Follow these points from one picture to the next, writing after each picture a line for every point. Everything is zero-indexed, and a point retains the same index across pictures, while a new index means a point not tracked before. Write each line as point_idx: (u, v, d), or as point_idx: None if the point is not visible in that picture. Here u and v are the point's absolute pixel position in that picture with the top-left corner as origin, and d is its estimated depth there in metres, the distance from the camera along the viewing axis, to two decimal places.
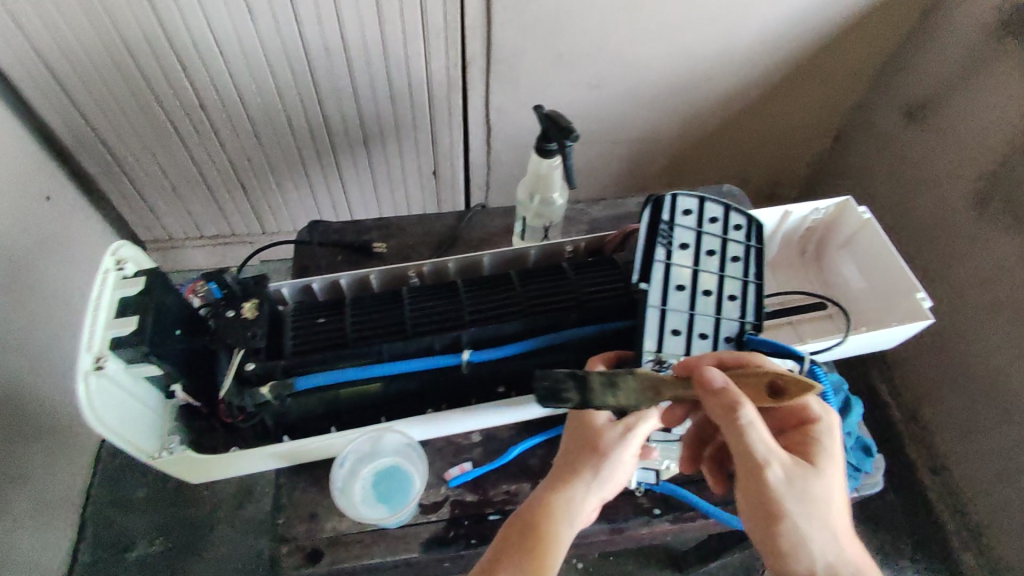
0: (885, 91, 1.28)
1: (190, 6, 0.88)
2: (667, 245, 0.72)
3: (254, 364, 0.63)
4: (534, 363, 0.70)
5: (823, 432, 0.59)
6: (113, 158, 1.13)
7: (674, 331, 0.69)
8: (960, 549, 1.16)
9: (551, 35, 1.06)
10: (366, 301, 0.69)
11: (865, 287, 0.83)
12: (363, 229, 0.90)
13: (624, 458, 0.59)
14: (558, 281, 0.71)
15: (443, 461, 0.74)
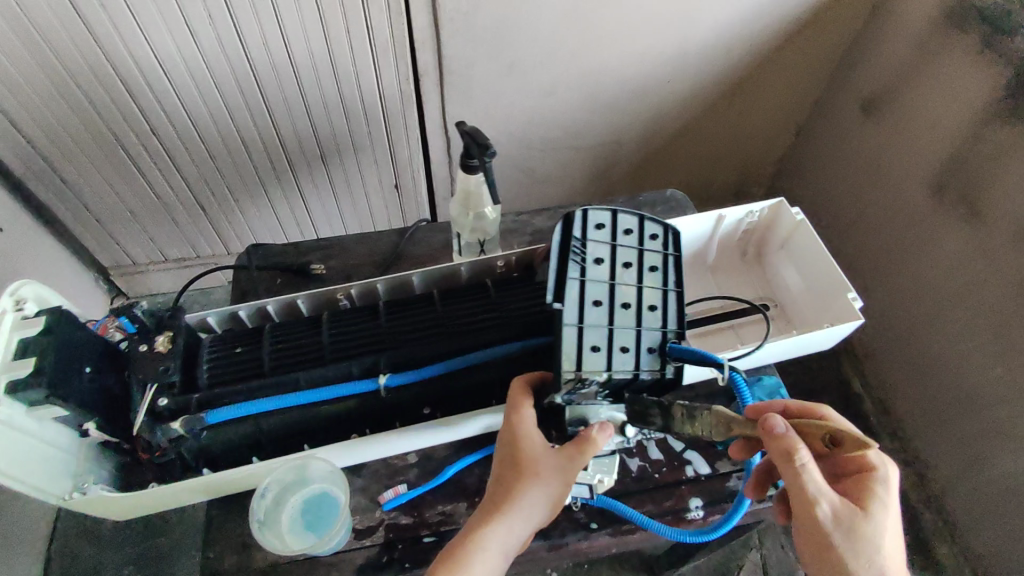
0: (842, 87, 1.28)
1: (129, 29, 0.87)
2: (579, 260, 0.63)
3: (166, 399, 0.61)
4: (457, 383, 0.67)
5: (881, 481, 0.58)
6: (67, 187, 1.12)
7: (593, 348, 0.60)
8: (935, 539, 1.17)
9: (501, 45, 1.06)
10: (286, 327, 0.69)
11: (803, 289, 0.81)
12: (302, 251, 0.90)
13: (561, 485, 0.57)
14: (479, 299, 0.70)
15: (380, 483, 0.74)
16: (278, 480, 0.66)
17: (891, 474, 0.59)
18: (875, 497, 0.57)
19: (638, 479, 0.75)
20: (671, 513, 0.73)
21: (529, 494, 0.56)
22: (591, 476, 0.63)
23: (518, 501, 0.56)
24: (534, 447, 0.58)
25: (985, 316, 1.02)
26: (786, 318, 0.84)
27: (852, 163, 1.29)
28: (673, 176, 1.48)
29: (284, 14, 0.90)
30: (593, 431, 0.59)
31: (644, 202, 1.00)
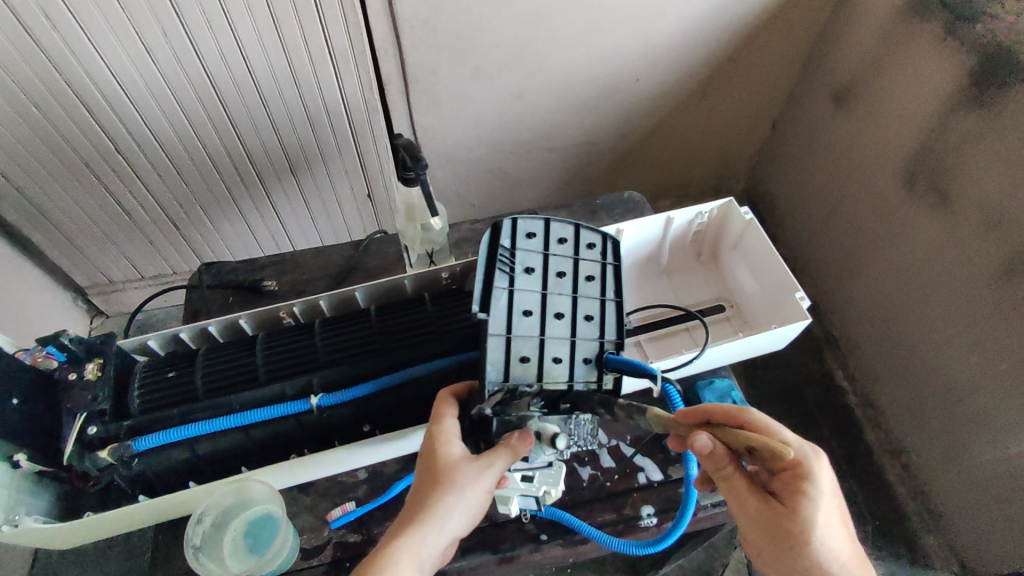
0: (813, 78, 1.27)
1: (83, 48, 0.86)
2: (508, 269, 0.62)
3: (95, 428, 0.60)
4: (395, 400, 0.66)
5: (812, 480, 0.55)
6: (35, 207, 1.11)
7: (522, 359, 0.59)
8: (920, 530, 1.15)
9: (464, 50, 1.04)
10: (221, 350, 0.67)
11: (755, 289, 0.82)
12: (256, 268, 0.90)
13: (478, 494, 0.53)
14: (417, 313, 0.69)
15: (327, 501, 0.73)
16: (213, 504, 0.64)
17: (821, 463, 0.56)
18: (810, 498, 0.55)
19: (589, 487, 0.74)
20: (623, 522, 0.72)
21: (441, 505, 0.51)
22: (536, 488, 0.60)
23: (430, 512, 0.51)
24: (450, 456, 0.54)
25: (959, 304, 1.01)
26: (742, 317, 0.85)
27: (826, 154, 1.29)
28: (651, 173, 1.47)
29: (239, 26, 0.88)
30: (512, 437, 0.54)
31: (601, 205, 0.99)
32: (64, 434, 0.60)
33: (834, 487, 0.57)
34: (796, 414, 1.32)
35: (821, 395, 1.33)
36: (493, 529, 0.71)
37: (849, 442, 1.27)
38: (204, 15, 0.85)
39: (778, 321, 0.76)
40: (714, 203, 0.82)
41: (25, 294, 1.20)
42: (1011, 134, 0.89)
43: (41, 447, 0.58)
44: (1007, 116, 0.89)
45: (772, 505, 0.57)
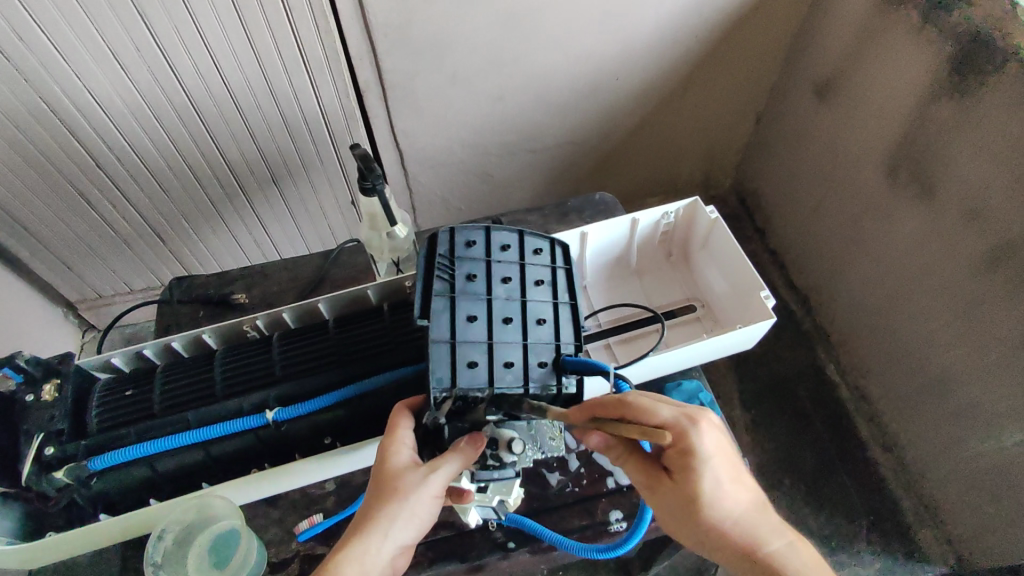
0: (796, 70, 1.26)
1: (58, 68, 0.84)
2: (447, 277, 0.60)
3: (52, 448, 0.59)
4: (354, 412, 0.64)
5: (695, 452, 0.53)
6: (20, 225, 1.08)
7: (470, 364, 0.55)
8: (915, 524, 1.14)
9: (439, 56, 1.02)
10: (181, 366, 0.66)
11: (725, 287, 0.83)
12: (225, 280, 0.91)
13: (426, 500, 0.52)
14: (375, 324, 0.67)
15: (295, 514, 0.72)
16: (174, 518, 0.62)
17: (701, 431, 0.54)
18: (695, 471, 0.54)
19: (558, 493, 0.73)
20: (593, 527, 0.72)
21: (385, 511, 0.51)
22: (490, 499, 0.56)
23: (373, 518, 0.50)
24: (400, 463, 0.53)
25: (947, 295, 1.00)
26: (712, 317, 0.86)
27: (811, 147, 1.28)
28: (637, 171, 1.45)
29: (211, 39, 0.86)
30: (462, 441, 0.53)
31: (573, 206, 0.99)
32: (21, 455, 0.59)
33: (722, 450, 0.55)
34: (787, 410, 1.30)
35: (813, 390, 1.32)
36: (461, 537, 0.70)
37: (842, 436, 1.26)
38: (175, 27, 0.83)
39: (747, 320, 0.77)
40: (679, 203, 0.83)
41: (18, 312, 1.18)
42: (990, 124, 0.88)
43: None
44: (987, 105, 0.88)
45: (666, 481, 0.56)
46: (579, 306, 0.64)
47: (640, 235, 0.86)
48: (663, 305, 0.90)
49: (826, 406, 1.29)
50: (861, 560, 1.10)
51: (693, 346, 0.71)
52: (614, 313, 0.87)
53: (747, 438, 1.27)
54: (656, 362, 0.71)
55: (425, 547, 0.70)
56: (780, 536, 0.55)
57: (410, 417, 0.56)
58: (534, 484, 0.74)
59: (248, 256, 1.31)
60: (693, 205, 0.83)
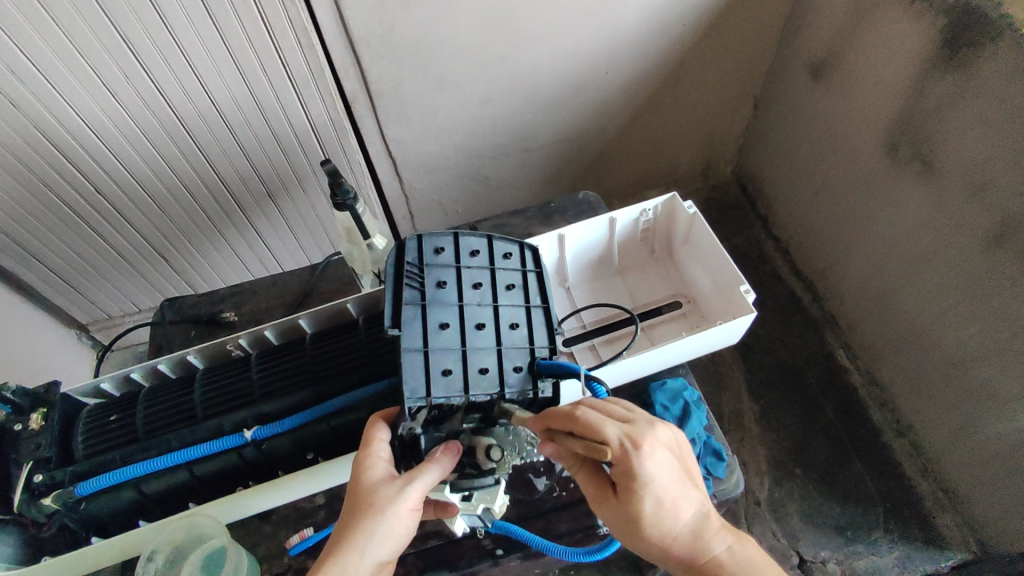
0: (790, 52, 1.24)
1: (51, 99, 0.83)
2: (417, 285, 0.60)
3: (40, 475, 0.60)
4: (332, 427, 0.65)
5: (636, 474, 0.51)
6: (29, 254, 1.08)
7: (444, 372, 0.56)
8: (934, 510, 1.11)
9: (424, 63, 1.01)
10: (164, 388, 0.67)
11: (710, 284, 0.82)
12: (215, 299, 0.92)
13: (402, 514, 0.52)
14: (348, 338, 0.68)
15: (287, 528, 0.71)
16: (164, 539, 0.61)
17: (644, 454, 0.51)
18: (638, 492, 0.52)
19: (545, 498, 0.73)
20: (582, 531, 0.71)
21: (361, 525, 0.51)
22: (475, 507, 0.56)
23: (349, 533, 0.51)
24: (376, 478, 0.53)
25: (956, 274, 0.97)
26: (699, 313, 0.85)
27: (810, 129, 1.25)
28: (634, 165, 1.43)
29: (196, 61, 0.85)
30: (437, 453, 0.53)
31: (557, 206, 0.99)
32: (13, 483, 0.60)
33: (667, 469, 0.53)
34: (797, 399, 1.27)
35: (823, 377, 1.29)
36: (451, 546, 0.71)
37: (856, 423, 1.23)
38: (159, 51, 0.82)
39: (730, 315, 0.77)
40: (657, 199, 0.83)
41: (34, 338, 1.19)
42: (990, 95, 0.85)
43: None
44: (983, 78, 0.86)
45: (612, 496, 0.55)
46: (552, 308, 0.65)
47: (621, 233, 0.86)
48: (649, 303, 0.89)
49: (836, 393, 1.26)
50: (877, 547, 1.10)
51: (673, 345, 0.71)
52: (598, 313, 0.87)
53: (756, 430, 1.25)
54: (635, 365, 0.71)
55: (415, 557, 0.70)
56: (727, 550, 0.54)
57: (385, 429, 0.56)
58: (522, 490, 0.73)
59: (251, 270, 1.31)
60: (671, 202, 0.83)
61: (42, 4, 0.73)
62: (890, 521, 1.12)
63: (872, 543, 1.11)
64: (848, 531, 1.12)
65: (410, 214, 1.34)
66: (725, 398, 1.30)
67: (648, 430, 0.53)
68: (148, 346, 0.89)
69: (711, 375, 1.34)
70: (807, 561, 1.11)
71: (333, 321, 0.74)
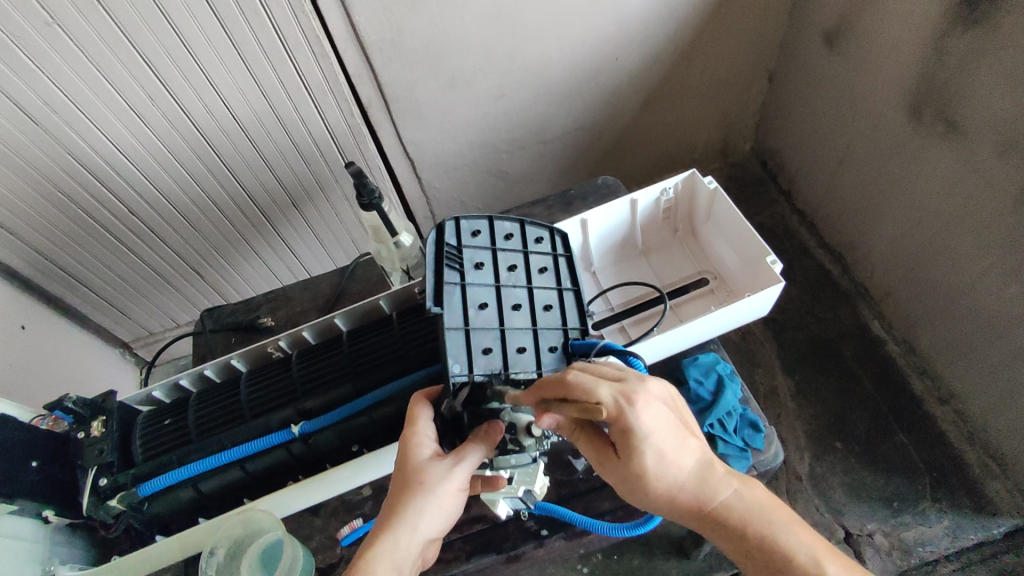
0: (803, 23, 1.22)
1: (83, 127, 0.87)
2: (458, 266, 0.61)
3: (105, 478, 0.63)
4: (373, 418, 0.67)
5: (634, 430, 0.51)
6: (72, 277, 1.12)
7: (484, 350, 0.57)
8: (983, 477, 1.09)
9: (435, 63, 1.02)
10: (212, 391, 0.70)
11: (735, 259, 0.82)
12: (252, 307, 0.95)
13: (450, 492, 0.53)
14: (382, 333, 0.70)
15: (337, 520, 0.74)
16: (225, 534, 0.63)
17: (639, 410, 0.50)
18: (637, 447, 0.52)
19: (586, 478, 0.74)
20: (623, 509, 0.72)
21: (413, 504, 0.52)
22: (517, 489, 0.57)
23: (401, 512, 0.52)
24: (423, 458, 0.54)
25: (991, 233, 0.94)
26: (727, 287, 0.84)
27: (829, 99, 1.23)
28: (650, 149, 1.42)
29: (217, 79, 0.88)
30: (479, 431, 0.55)
31: (575, 194, 0.99)
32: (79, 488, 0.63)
33: (663, 422, 0.52)
34: (833, 372, 1.25)
35: (859, 349, 1.27)
36: (496, 529, 0.72)
37: (897, 394, 1.20)
38: (183, 75, 0.86)
39: (759, 287, 0.77)
40: (677, 177, 0.83)
41: (82, 356, 1.23)
42: (1012, 48, 0.83)
43: (65, 502, 0.62)
44: (1003, 31, 0.83)
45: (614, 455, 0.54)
46: (582, 292, 0.67)
47: (643, 215, 0.87)
48: (676, 280, 0.89)
49: (873, 365, 1.24)
50: (925, 518, 1.07)
51: (708, 316, 0.70)
52: (625, 295, 0.87)
53: (792, 406, 1.24)
54: (668, 339, 0.72)
55: (462, 542, 0.72)
56: (738, 497, 0.55)
57: (428, 408, 0.57)
58: (562, 472, 0.74)
59: (281, 278, 1.34)
60: (691, 179, 0.83)
61: (70, 38, 0.77)
62: (937, 491, 1.10)
63: (920, 513, 1.08)
64: (894, 502, 1.10)
65: (432, 213, 1.35)
66: (758, 375, 1.29)
67: (636, 387, 0.52)
68: (192, 356, 0.91)
69: (743, 353, 1.32)
70: (854, 536, 1.07)
71: (368, 318, 0.77)
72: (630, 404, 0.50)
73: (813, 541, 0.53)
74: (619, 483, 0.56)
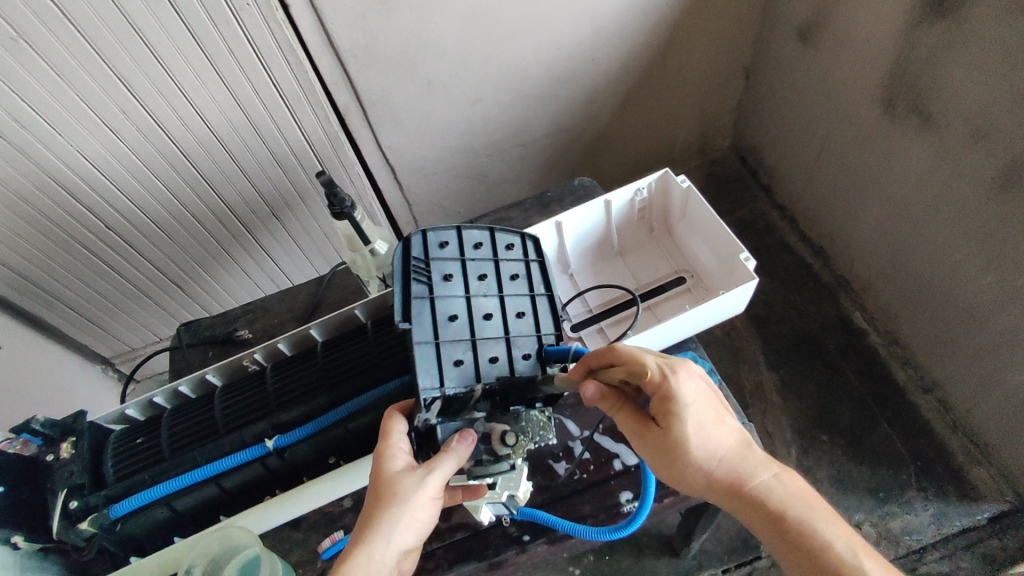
0: (777, 19, 1.23)
1: (55, 142, 0.85)
2: (425, 279, 0.61)
3: (75, 500, 0.62)
4: (347, 430, 0.66)
5: (675, 398, 0.51)
6: (50, 294, 1.10)
7: (456, 362, 0.57)
8: (966, 464, 1.10)
9: (412, 68, 1.01)
10: (185, 407, 0.69)
11: (710, 257, 0.83)
12: (229, 319, 0.94)
13: (425, 502, 0.53)
14: (355, 345, 0.69)
15: (318, 533, 0.73)
16: (201, 552, 0.61)
17: (681, 378, 0.51)
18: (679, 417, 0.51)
19: (567, 482, 0.73)
20: (605, 511, 0.72)
21: (385, 515, 0.51)
22: (500, 495, 0.56)
23: (373, 523, 0.51)
24: (395, 471, 0.54)
25: (966, 222, 0.95)
26: (703, 286, 0.85)
27: (805, 93, 1.24)
28: (631, 148, 1.43)
29: (190, 91, 0.87)
30: (452, 441, 0.53)
31: (551, 197, 0.99)
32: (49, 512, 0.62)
33: (703, 395, 0.53)
34: (817, 366, 1.26)
35: (842, 340, 1.28)
36: (478, 537, 0.72)
37: (880, 384, 1.21)
38: (154, 86, 0.84)
39: (733, 285, 0.77)
40: (650, 177, 0.83)
41: (60, 374, 1.21)
42: (980, 39, 0.84)
43: (33, 527, 0.60)
44: (970, 22, 0.84)
45: (653, 429, 0.54)
46: (555, 296, 0.67)
47: (617, 216, 0.87)
48: (653, 280, 0.89)
49: (856, 355, 1.25)
50: (910, 507, 1.08)
51: (682, 317, 0.71)
52: (603, 297, 0.88)
53: (778, 400, 1.24)
54: (646, 342, 0.72)
55: (444, 550, 0.71)
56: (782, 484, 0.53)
57: (401, 421, 0.57)
58: (543, 477, 0.74)
59: (263, 288, 1.32)
60: (664, 178, 0.83)
61: (36, 51, 0.75)
62: (923, 480, 1.10)
63: (906, 502, 1.09)
64: (880, 493, 1.10)
65: (413, 218, 1.35)
66: (743, 371, 1.28)
67: (681, 360, 0.53)
68: (169, 371, 0.90)
69: (727, 349, 1.33)
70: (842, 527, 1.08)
71: (343, 328, 0.77)
72: (675, 373, 0.51)
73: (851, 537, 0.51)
74: (658, 461, 0.55)
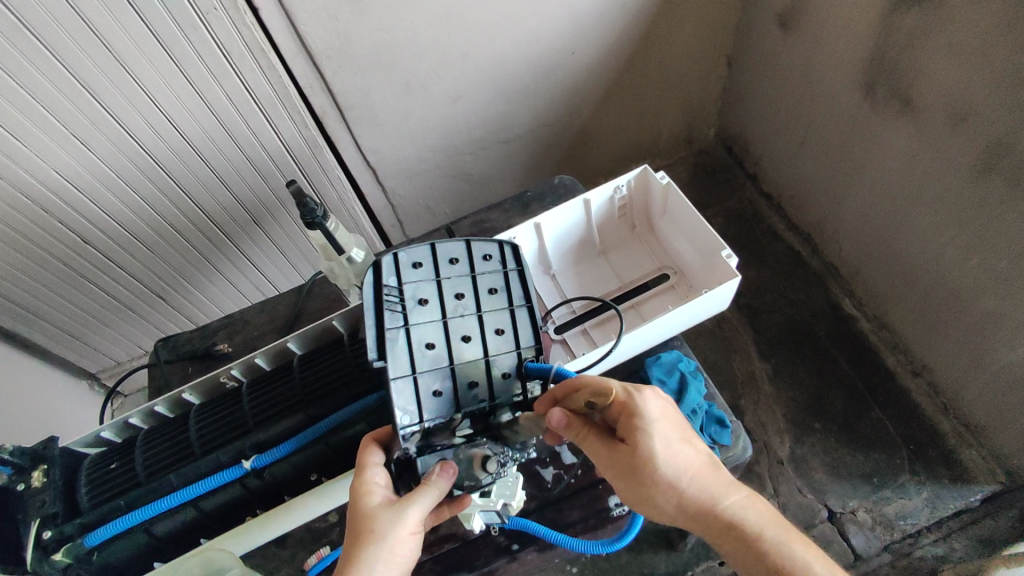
0: (758, 6, 1.22)
1: (22, 155, 0.83)
2: (399, 308, 0.60)
3: (48, 530, 0.61)
4: (327, 445, 0.66)
5: (639, 413, 0.53)
6: (29, 311, 1.09)
7: (434, 394, 0.58)
8: (958, 446, 1.10)
9: (389, 68, 1.00)
10: (160, 429, 0.67)
11: (692, 252, 0.82)
12: (208, 333, 0.93)
13: (405, 537, 0.53)
14: (333, 359, 0.68)
15: (305, 549, 0.72)
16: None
17: (645, 396, 0.54)
18: (643, 431, 0.52)
19: (555, 488, 0.73)
20: (595, 516, 0.71)
21: (366, 552, 0.51)
22: (496, 502, 0.58)
23: (354, 561, 0.51)
24: (373, 507, 0.53)
25: (948, 206, 0.95)
26: (687, 283, 0.84)
27: (788, 80, 1.23)
28: (616, 142, 1.42)
29: (160, 98, 0.84)
30: (434, 473, 0.54)
31: (532, 196, 0.98)
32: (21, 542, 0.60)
33: (669, 414, 0.54)
34: (807, 353, 1.26)
35: (831, 327, 1.28)
36: (466, 547, 0.71)
37: (871, 369, 1.21)
38: (122, 94, 0.82)
39: (717, 283, 0.76)
40: (629, 174, 0.83)
41: (43, 391, 1.19)
42: (956, 21, 0.83)
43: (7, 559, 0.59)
44: (947, 5, 0.84)
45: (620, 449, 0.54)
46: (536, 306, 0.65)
47: (598, 214, 0.86)
48: (636, 278, 0.88)
49: (847, 341, 1.25)
50: (905, 491, 1.09)
51: (663, 317, 0.70)
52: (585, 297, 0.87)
53: (771, 390, 1.23)
54: (631, 342, 0.71)
55: (433, 562, 0.71)
56: (756, 508, 0.52)
57: (378, 453, 0.57)
58: (532, 484, 0.74)
59: (249, 297, 1.30)
60: (643, 175, 0.83)
61: None
62: (916, 463, 1.11)
63: (900, 486, 1.09)
64: (875, 478, 1.10)
65: (397, 221, 1.33)
66: (735, 362, 1.28)
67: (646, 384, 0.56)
68: (149, 388, 0.89)
69: (718, 340, 1.32)
70: (836, 514, 1.08)
71: (321, 338, 0.75)
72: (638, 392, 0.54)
73: (824, 560, 0.49)
74: (627, 482, 0.54)
